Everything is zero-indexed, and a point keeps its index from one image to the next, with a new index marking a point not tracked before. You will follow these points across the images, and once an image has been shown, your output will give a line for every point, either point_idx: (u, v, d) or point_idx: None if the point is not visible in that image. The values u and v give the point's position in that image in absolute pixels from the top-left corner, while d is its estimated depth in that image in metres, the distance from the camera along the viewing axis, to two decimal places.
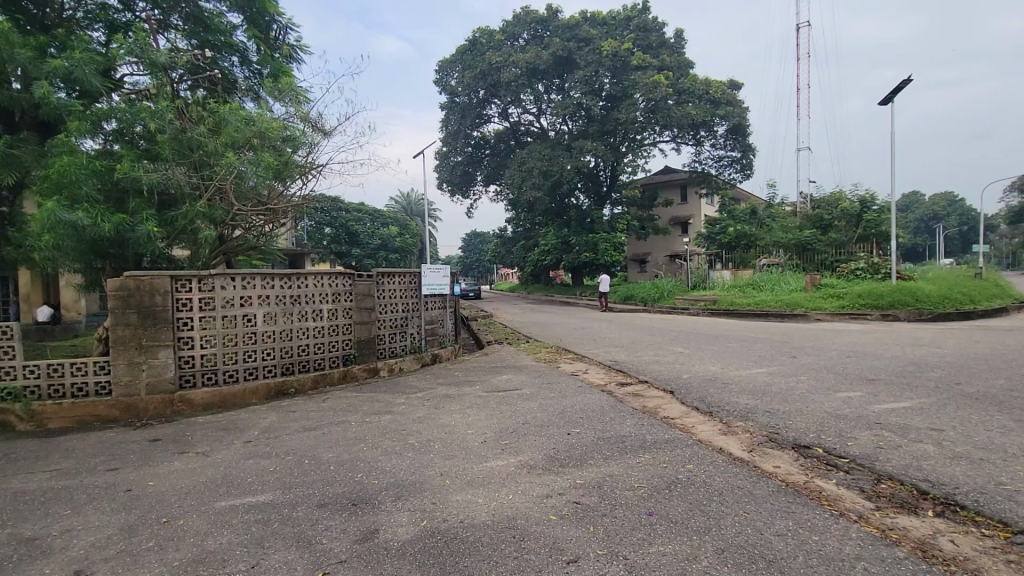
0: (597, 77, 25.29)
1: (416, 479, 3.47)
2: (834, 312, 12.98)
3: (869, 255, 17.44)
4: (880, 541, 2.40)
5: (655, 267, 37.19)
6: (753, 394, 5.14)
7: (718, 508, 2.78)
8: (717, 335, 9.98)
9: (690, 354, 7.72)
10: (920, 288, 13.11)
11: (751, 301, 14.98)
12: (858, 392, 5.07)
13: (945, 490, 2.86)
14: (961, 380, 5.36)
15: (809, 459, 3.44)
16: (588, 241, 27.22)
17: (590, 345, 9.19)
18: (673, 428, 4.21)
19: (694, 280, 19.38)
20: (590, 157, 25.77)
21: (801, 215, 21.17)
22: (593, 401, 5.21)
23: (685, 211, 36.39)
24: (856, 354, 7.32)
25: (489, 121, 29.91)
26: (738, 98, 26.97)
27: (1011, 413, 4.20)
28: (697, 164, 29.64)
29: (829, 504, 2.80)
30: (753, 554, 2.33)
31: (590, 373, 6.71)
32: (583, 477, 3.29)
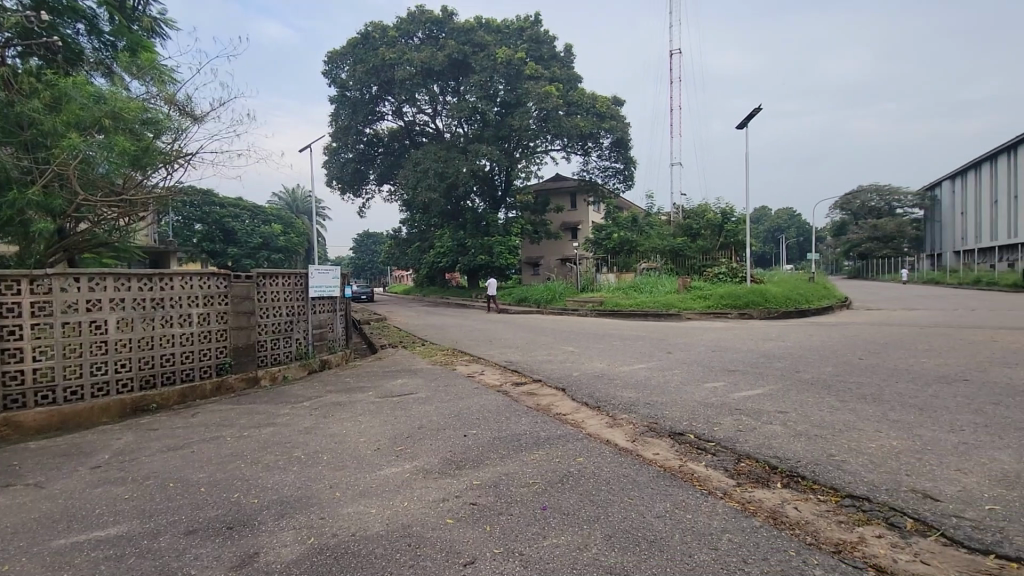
0: (491, 83, 25.70)
1: (303, 494, 3.26)
2: (701, 312, 14.45)
3: (728, 261, 19.89)
4: (741, 513, 2.72)
5: (548, 270, 38.67)
6: (635, 388, 5.54)
7: (606, 497, 2.96)
8: (604, 334, 10.63)
9: (580, 353, 8.13)
10: (768, 290, 15.12)
11: (633, 302, 16.17)
12: (722, 383, 5.69)
13: (789, 464, 3.32)
14: (800, 369, 6.28)
15: (682, 445, 3.80)
16: (483, 244, 27.52)
17: (486, 346, 9.30)
18: (565, 423, 4.41)
19: (584, 283, 20.56)
20: (486, 161, 26.09)
21: (674, 223, 23.29)
22: (489, 401, 5.29)
23: (575, 217, 38.30)
24: (720, 348, 8.22)
25: (382, 118, 29.03)
26: (621, 113, 28.97)
27: (836, 395, 4.99)
28: (585, 173, 31.34)
29: (700, 485, 3.11)
30: (636, 537, 2.52)
31: (486, 374, 6.79)
32: (480, 478, 3.32)
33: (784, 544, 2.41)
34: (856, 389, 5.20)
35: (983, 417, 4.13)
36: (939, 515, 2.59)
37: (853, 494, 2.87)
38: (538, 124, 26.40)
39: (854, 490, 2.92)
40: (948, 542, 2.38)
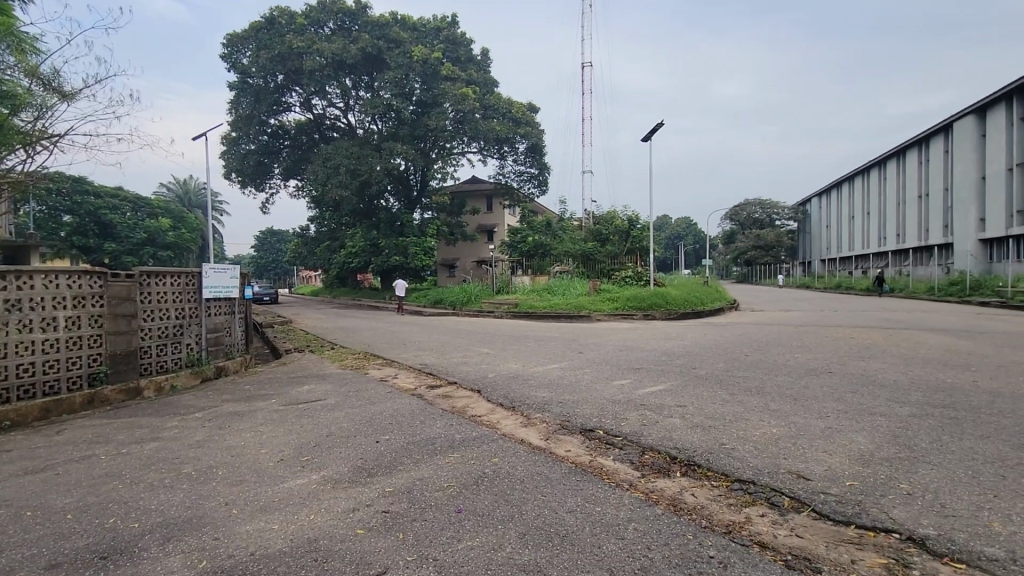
0: (407, 81, 25.22)
1: (193, 514, 2.98)
2: (610, 313, 15.15)
3: (634, 265, 20.95)
4: (644, 503, 2.89)
5: (463, 271, 38.63)
6: (548, 388, 5.69)
7: (520, 496, 3.01)
8: (518, 336, 10.81)
9: (495, 354, 8.19)
10: (669, 293, 16.23)
11: (546, 304, 16.59)
12: (628, 380, 6.00)
13: (688, 454, 3.58)
14: (697, 365, 6.78)
15: (592, 441, 3.96)
16: (398, 245, 26.82)
17: (399, 349, 9.06)
18: (480, 425, 4.43)
19: (499, 285, 20.69)
20: (401, 159, 25.52)
21: (585, 228, 24.27)
22: (403, 405, 5.17)
23: (490, 220, 38.61)
24: (626, 348, 8.67)
25: (289, 109, 27.39)
26: (535, 120, 29.66)
27: (727, 389, 5.45)
28: (501, 177, 31.71)
29: (608, 478, 3.26)
30: (549, 533, 2.59)
31: (400, 377, 6.64)
32: (393, 485, 3.23)
33: (683, 529, 2.60)
34: (744, 383, 5.71)
35: (844, 404, 4.71)
36: (811, 493, 2.92)
37: (741, 478, 3.16)
38: (454, 126, 26.30)
39: (742, 475, 3.21)
40: (817, 516, 2.69)
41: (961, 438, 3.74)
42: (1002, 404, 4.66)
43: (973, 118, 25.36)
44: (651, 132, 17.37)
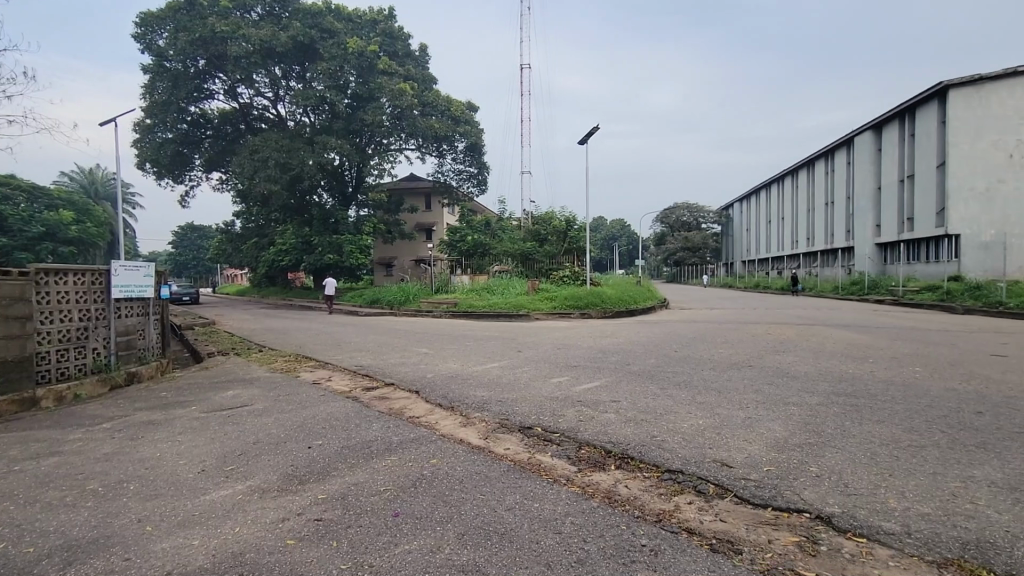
0: (341, 73, 24.39)
1: (101, 533, 2.74)
2: (548, 312, 15.39)
3: (571, 265, 21.41)
4: (580, 497, 2.96)
5: (401, 271, 37.86)
6: (487, 387, 5.69)
7: (458, 496, 3.00)
8: (457, 335, 10.74)
9: (434, 355, 8.10)
10: (604, 292, 16.74)
11: (485, 303, 16.60)
12: (566, 377, 6.12)
13: (622, 448, 3.70)
14: (631, 362, 7.04)
15: (531, 438, 4.01)
16: (332, 243, 25.82)
17: (333, 350, 8.74)
18: (418, 426, 4.36)
19: (438, 284, 20.48)
20: (335, 154, 24.63)
21: (524, 228, 24.50)
22: (336, 408, 4.99)
23: (428, 219, 38.10)
24: (564, 346, 8.85)
25: (212, 97, 25.72)
26: (475, 119, 29.61)
27: (658, 383, 5.70)
28: (440, 175, 31.38)
29: (545, 474, 3.31)
30: (488, 531, 2.59)
31: (334, 379, 6.40)
32: (326, 491, 3.12)
33: (617, 520, 2.69)
34: (674, 377, 5.99)
35: (763, 395, 5.06)
36: (733, 479, 3.11)
37: (670, 468, 3.32)
38: (391, 122, 25.74)
39: (672, 466, 3.36)
40: (738, 501, 2.87)
41: (861, 424, 4.12)
42: (895, 391, 5.18)
43: (871, 134, 28.01)
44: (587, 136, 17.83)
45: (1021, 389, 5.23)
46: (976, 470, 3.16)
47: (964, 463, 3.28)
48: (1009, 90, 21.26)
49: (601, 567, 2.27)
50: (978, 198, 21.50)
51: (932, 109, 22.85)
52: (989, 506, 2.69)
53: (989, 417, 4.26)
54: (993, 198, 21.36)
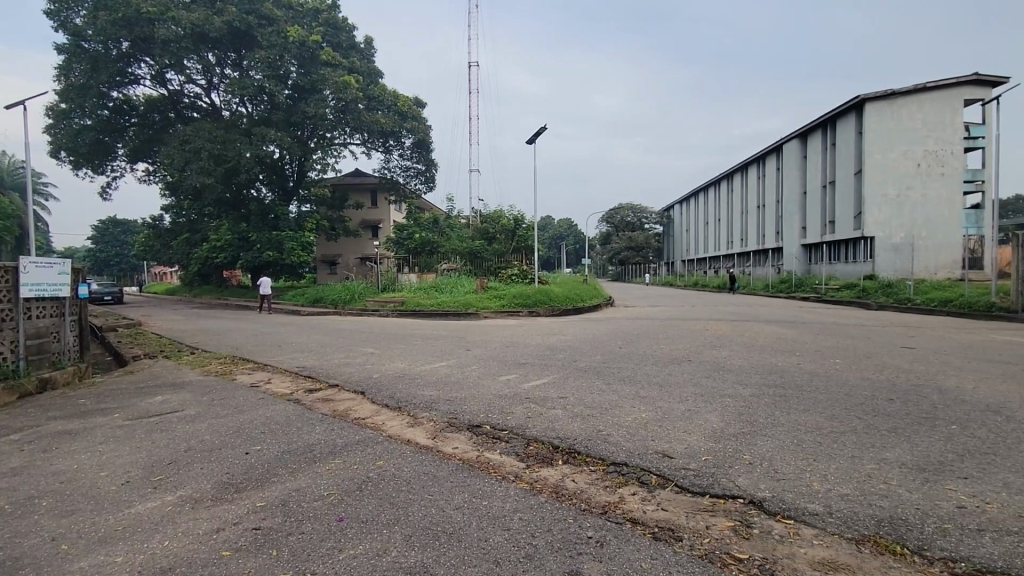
0: (281, 62, 23.21)
1: (8, 555, 2.49)
2: (496, 310, 15.40)
3: (520, 263, 21.54)
4: (528, 493, 2.99)
5: (345, 269, 36.84)
6: (435, 386, 5.64)
7: (406, 497, 2.95)
8: (405, 335, 10.56)
9: (380, 354, 7.92)
10: (552, 290, 16.97)
11: (433, 302, 16.40)
12: (514, 375, 6.17)
13: (568, 443, 3.77)
14: (577, 359, 7.17)
15: (479, 436, 4.01)
16: (272, 240, 24.74)
17: (273, 352, 8.36)
18: (364, 428, 4.25)
19: (384, 282, 20.05)
20: (275, 147, 23.58)
21: (472, 226, 24.43)
22: (277, 412, 4.79)
23: (374, 215, 37.37)
24: (512, 344, 8.89)
25: (137, 82, 23.99)
26: (422, 115, 29.25)
27: (604, 379, 5.84)
28: (386, 171, 30.74)
29: (494, 472, 3.32)
30: (436, 532, 2.57)
31: (274, 382, 6.14)
32: (265, 498, 2.99)
33: (564, 514, 2.73)
34: (619, 373, 6.15)
35: (701, 388, 5.29)
36: (675, 469, 3.24)
37: (615, 461, 3.41)
38: (335, 115, 24.94)
39: (617, 458, 3.46)
40: (679, 489, 2.99)
41: (790, 413, 4.40)
42: (819, 382, 5.57)
43: (798, 142, 29.91)
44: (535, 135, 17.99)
45: (925, 378, 5.75)
46: (888, 452, 3.45)
47: (877, 446, 3.58)
48: (916, 105, 23.28)
49: (550, 561, 2.30)
50: (890, 203, 23.41)
51: (851, 120, 24.66)
52: (900, 485, 2.94)
53: (899, 404, 4.67)
54: (902, 203, 23.32)
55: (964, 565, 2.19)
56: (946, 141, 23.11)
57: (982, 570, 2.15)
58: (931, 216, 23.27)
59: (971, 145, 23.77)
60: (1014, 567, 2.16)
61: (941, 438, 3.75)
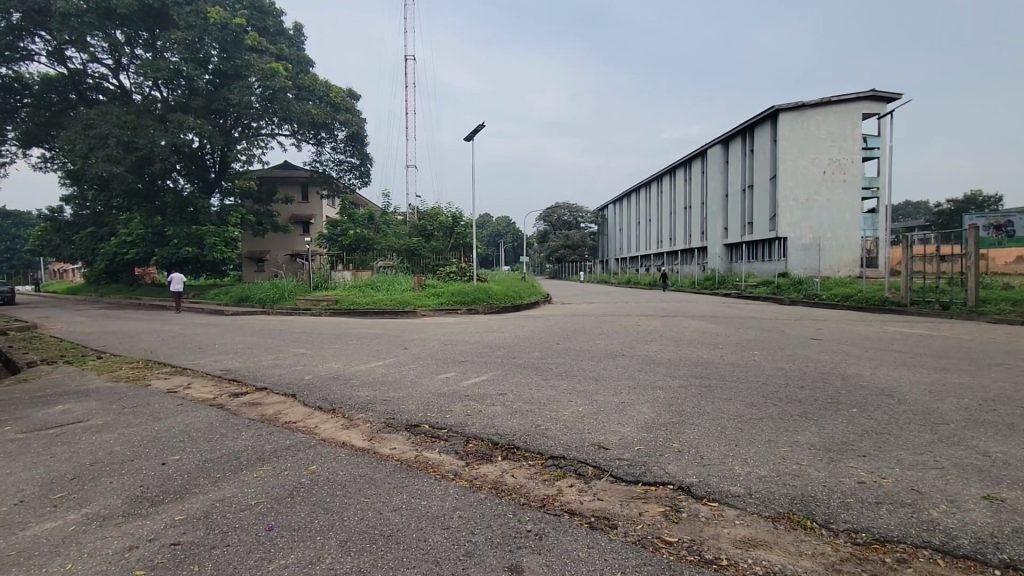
0: (200, 44, 21.81)
1: None
2: (435, 308, 15.23)
3: (458, 260, 21.46)
4: (468, 490, 2.99)
5: (274, 266, 35.17)
6: (371, 386, 5.49)
7: (341, 502, 2.86)
8: (339, 334, 10.22)
9: (313, 354, 7.63)
10: (490, 288, 17.04)
11: (369, 300, 15.96)
12: (452, 373, 6.12)
13: (508, 439, 3.79)
14: (516, 355, 7.26)
15: (418, 436, 3.95)
16: (190, 235, 23.03)
17: (193, 354, 7.81)
18: (295, 431, 4.08)
19: (316, 280, 19.26)
20: (193, 136, 21.97)
21: (409, 223, 24.03)
22: (198, 418, 4.48)
23: (305, 211, 35.96)
24: (451, 341, 8.85)
25: (31, 58, 21.61)
26: (356, 107, 28.38)
27: (542, 374, 5.95)
28: (318, 164, 29.56)
29: (433, 470, 3.29)
30: (374, 535, 2.51)
31: (194, 386, 5.73)
32: (185, 511, 2.79)
33: (503, 509, 2.75)
34: (557, 369, 6.26)
35: (634, 382, 5.50)
36: (609, 460, 3.35)
37: (553, 455, 3.48)
38: (261, 104, 23.61)
39: (554, 452, 3.53)
40: (614, 479, 3.10)
41: (714, 402, 4.67)
42: (739, 372, 5.97)
43: (721, 148, 31.77)
44: (473, 133, 18.00)
45: (831, 367, 6.29)
46: (800, 435, 3.75)
47: (791, 429, 3.88)
48: (822, 117, 25.34)
49: (490, 557, 2.31)
50: (801, 207, 25.36)
51: (767, 128, 26.49)
52: (810, 465, 3.20)
53: (809, 391, 5.08)
54: (811, 207, 25.33)
55: (864, 534, 2.43)
56: (848, 151, 25.31)
57: (880, 539, 2.38)
58: (835, 219, 25.40)
59: (868, 154, 26.25)
60: (907, 534, 2.41)
61: (844, 420, 4.13)
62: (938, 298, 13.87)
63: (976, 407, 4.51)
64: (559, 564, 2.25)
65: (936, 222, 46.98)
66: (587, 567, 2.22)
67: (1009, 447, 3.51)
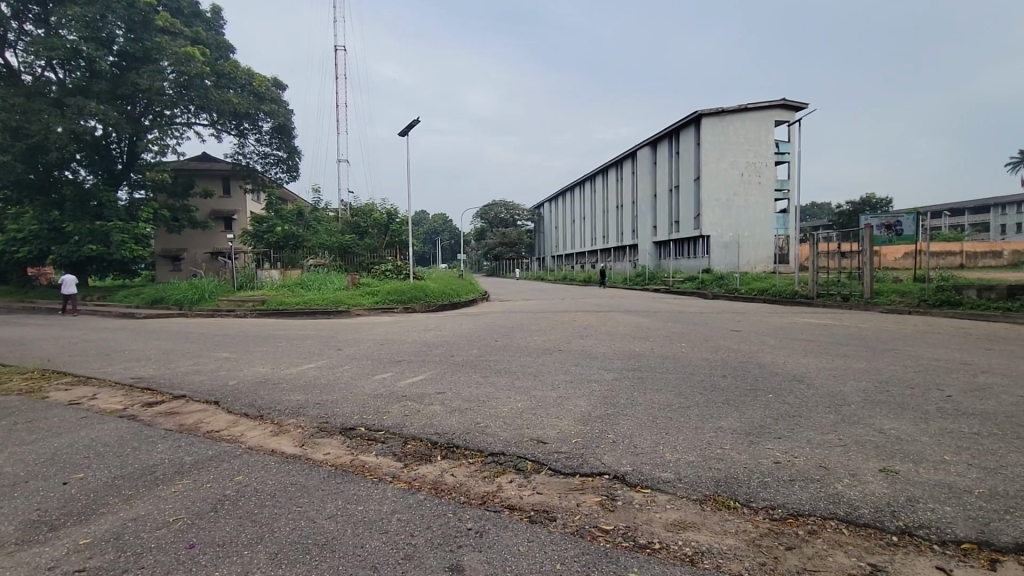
0: (103, 23, 19.80)
1: None
2: (370, 307, 14.80)
3: (394, 259, 21.05)
4: (407, 492, 2.94)
5: (192, 265, 32.85)
6: (303, 390, 5.26)
7: (270, 513, 2.71)
8: (266, 336, 9.70)
9: (238, 358, 7.19)
10: (427, 286, 16.82)
11: (299, 300, 15.26)
12: (390, 373, 5.99)
13: (447, 438, 3.75)
14: (455, 353, 7.22)
15: (354, 439, 3.83)
16: (94, 230, 20.81)
17: (99, 362, 7.13)
18: (219, 441, 3.82)
19: (240, 280, 18.17)
20: (96, 122, 20.01)
21: (341, 219, 23.31)
22: (107, 431, 4.10)
23: (227, 206, 33.87)
24: (387, 341, 8.64)
25: None
26: (281, 97, 27.02)
27: (481, 371, 5.96)
28: (241, 157, 27.91)
29: (370, 474, 3.20)
30: (307, 545, 2.41)
31: (101, 397, 5.23)
32: (91, 534, 2.55)
33: (443, 509, 2.73)
34: (496, 366, 6.28)
35: (571, 376, 5.63)
36: (548, 454, 3.40)
37: (493, 452, 3.49)
38: (174, 90, 21.93)
39: (494, 449, 3.53)
40: (552, 473, 3.16)
41: (646, 393, 4.87)
42: (669, 363, 6.26)
43: (649, 149, 33.12)
44: (408, 127, 17.61)
45: (750, 356, 6.75)
46: (723, 421, 3.99)
47: (715, 416, 4.13)
48: (740, 122, 27.03)
49: (430, 558, 2.29)
50: (722, 207, 26.96)
51: (691, 132, 27.93)
52: (732, 449, 3.42)
53: (731, 379, 5.42)
54: (731, 207, 26.96)
55: (781, 510, 2.62)
56: (763, 155, 27.14)
57: (794, 513, 2.59)
58: (752, 219, 27.17)
59: (780, 159, 28.32)
60: (817, 507, 2.63)
61: (762, 404, 4.45)
62: (840, 291, 15.22)
63: (872, 388, 5.00)
64: (501, 560, 2.26)
65: (837, 221, 51.55)
66: (528, 562, 2.24)
67: (899, 423, 3.93)
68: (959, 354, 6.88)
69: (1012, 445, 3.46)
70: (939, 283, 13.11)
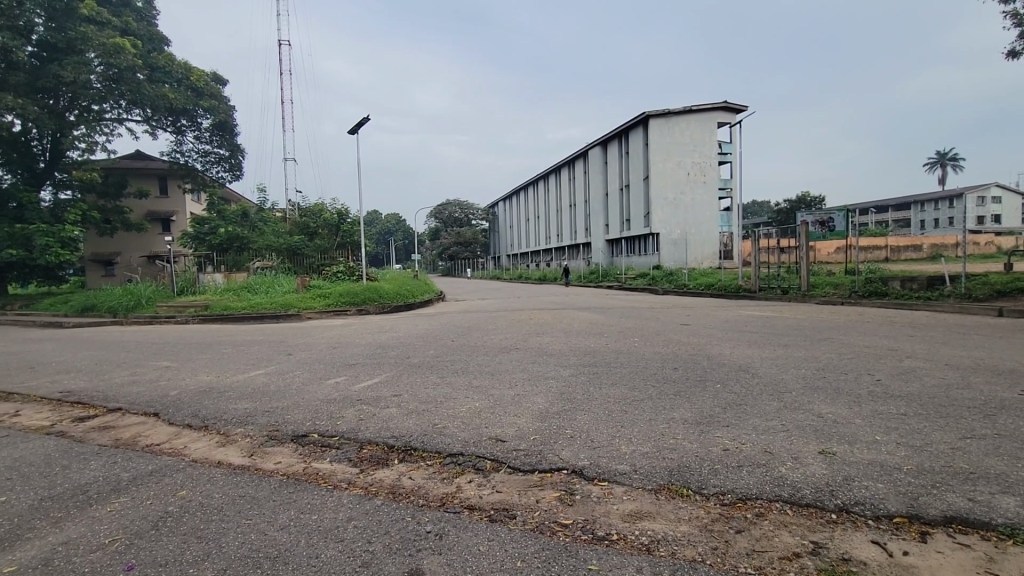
0: (19, 11, 18.50)
1: None
2: (320, 311, 14.34)
3: (346, 260, 20.46)
4: (363, 498, 2.87)
5: (127, 269, 30.92)
6: (251, 398, 5.04)
7: (217, 528, 2.58)
8: (212, 342, 9.25)
9: (180, 367, 6.82)
10: (381, 287, 16.50)
11: (246, 305, 14.63)
12: (343, 377, 5.83)
13: (403, 442, 3.68)
14: (410, 355, 7.11)
15: (306, 446, 3.70)
16: (13, 234, 19.21)
17: (21, 376, 6.59)
18: (159, 455, 3.61)
19: (181, 285, 17.26)
20: (13, 117, 18.51)
21: (289, 220, 22.51)
22: (33, 450, 3.79)
23: (165, 206, 32.11)
24: (339, 344, 8.42)
25: None
26: (222, 93, 25.86)
27: (438, 372, 5.91)
28: (178, 155, 26.54)
29: (324, 482, 3.11)
30: (258, 559, 2.31)
31: (24, 414, 4.83)
32: (15, 561, 2.35)
33: (402, 513, 2.68)
34: (453, 366, 6.22)
35: (528, 373, 5.67)
36: (507, 453, 3.40)
37: (451, 453, 3.46)
38: (102, 84, 20.53)
39: (452, 449, 3.51)
40: (511, 470, 3.17)
41: (601, 387, 4.97)
42: (622, 358, 6.41)
43: (600, 150, 33.82)
44: (358, 125, 17.16)
45: (699, 348, 7.01)
46: (675, 412, 4.12)
47: (668, 407, 4.26)
48: (686, 123, 27.92)
49: (388, 564, 2.25)
50: (670, 205, 27.84)
51: (640, 133, 28.82)
52: (684, 439, 3.53)
53: (682, 371, 5.60)
54: (679, 205, 27.90)
55: (731, 496, 2.73)
56: (708, 155, 28.03)
57: (742, 498, 2.70)
58: (699, 217, 28.18)
59: (723, 158, 29.53)
60: (763, 491, 2.76)
61: (711, 394, 4.64)
62: (779, 284, 16.06)
63: (810, 375, 5.31)
64: (461, 561, 2.25)
65: (776, 218, 54.38)
66: (489, 561, 2.24)
67: (835, 407, 4.17)
68: (886, 340, 7.40)
69: (933, 423, 3.75)
70: (867, 275, 14.07)
